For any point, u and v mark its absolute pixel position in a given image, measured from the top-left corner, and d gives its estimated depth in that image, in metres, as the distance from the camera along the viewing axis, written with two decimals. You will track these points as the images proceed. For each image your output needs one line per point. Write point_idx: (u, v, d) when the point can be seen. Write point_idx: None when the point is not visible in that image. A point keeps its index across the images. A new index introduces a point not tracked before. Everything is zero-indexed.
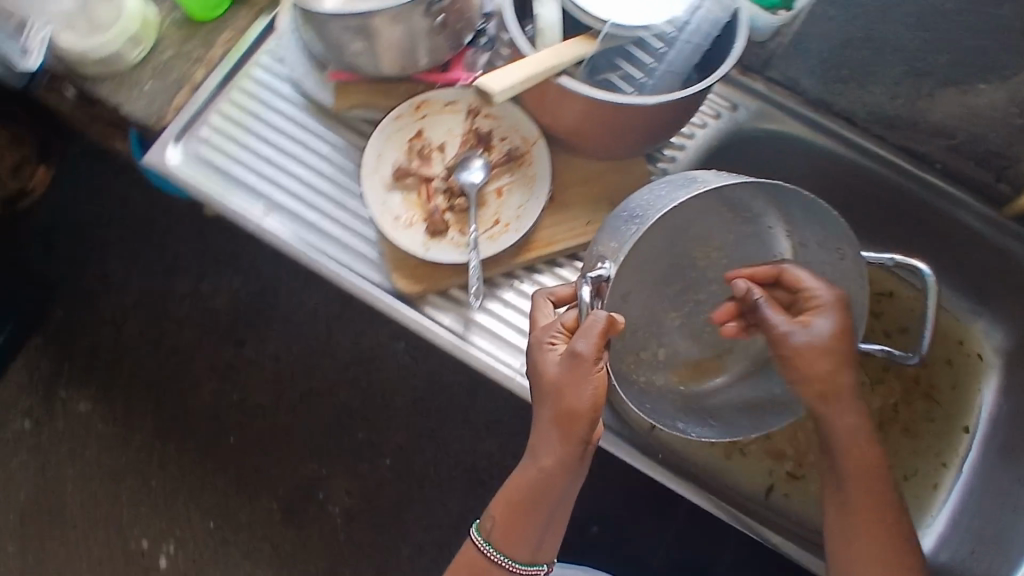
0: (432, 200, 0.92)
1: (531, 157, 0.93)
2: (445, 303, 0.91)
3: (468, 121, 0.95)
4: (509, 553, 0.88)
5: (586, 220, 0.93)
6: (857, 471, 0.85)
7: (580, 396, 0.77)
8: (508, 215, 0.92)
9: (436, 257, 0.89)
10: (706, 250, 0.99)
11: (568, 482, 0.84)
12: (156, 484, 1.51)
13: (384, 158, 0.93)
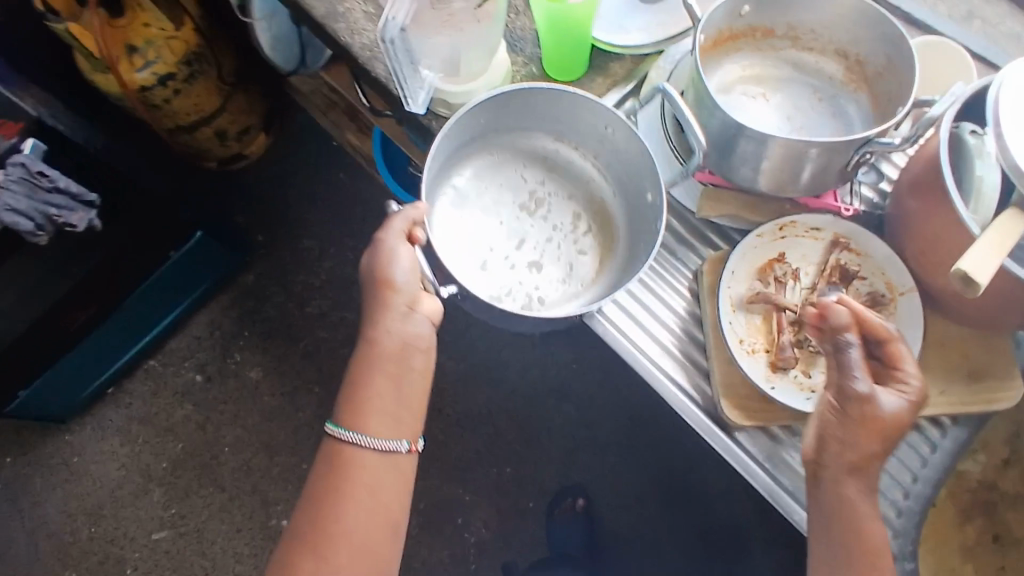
0: (783, 332, 0.78)
1: (894, 310, 0.78)
2: (762, 436, 0.79)
3: (830, 255, 0.81)
4: (366, 426, 0.81)
5: (943, 391, 0.76)
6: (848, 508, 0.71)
7: (396, 269, 0.82)
8: (856, 365, 0.78)
9: (781, 400, 0.76)
10: (527, 206, 0.93)
11: (394, 375, 0.83)
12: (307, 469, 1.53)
13: (739, 276, 0.80)
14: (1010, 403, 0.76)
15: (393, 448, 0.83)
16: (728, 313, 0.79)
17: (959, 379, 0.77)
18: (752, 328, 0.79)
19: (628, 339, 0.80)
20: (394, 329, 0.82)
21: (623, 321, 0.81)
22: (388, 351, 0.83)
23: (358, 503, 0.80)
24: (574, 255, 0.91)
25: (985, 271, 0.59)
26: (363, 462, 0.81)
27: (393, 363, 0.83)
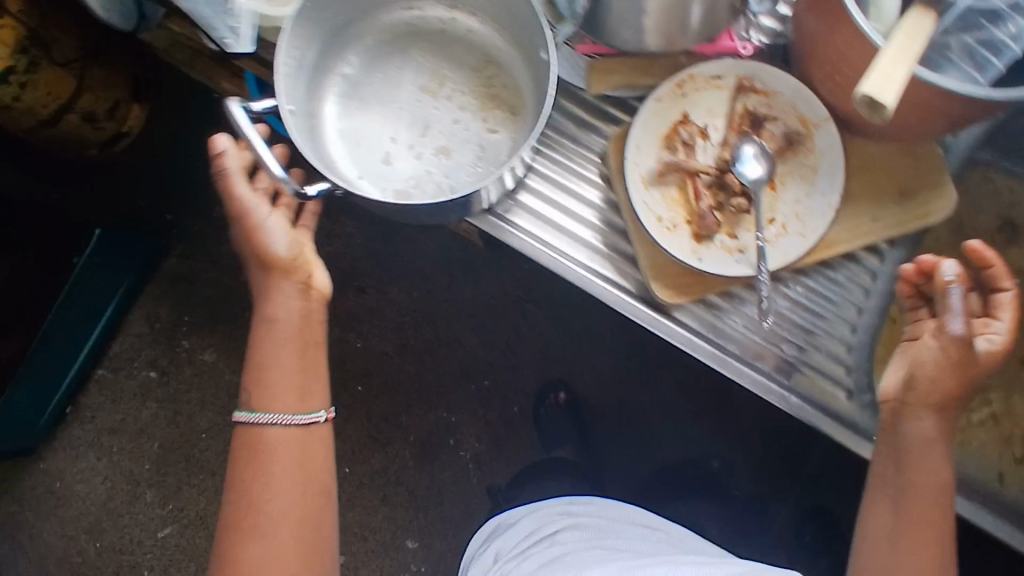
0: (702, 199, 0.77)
1: (811, 145, 0.77)
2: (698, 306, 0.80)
3: (738, 102, 0.78)
4: (276, 401, 0.81)
5: (876, 219, 0.78)
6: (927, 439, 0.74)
7: (270, 241, 0.81)
8: (784, 215, 0.78)
9: (717, 271, 0.76)
10: (428, 87, 0.79)
11: (293, 344, 0.82)
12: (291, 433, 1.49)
13: (646, 151, 0.78)
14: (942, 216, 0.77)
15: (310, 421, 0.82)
16: (647, 193, 0.78)
17: (890, 200, 0.78)
18: (670, 202, 0.79)
19: (551, 247, 0.79)
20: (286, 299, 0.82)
21: (541, 230, 0.79)
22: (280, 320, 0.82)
23: (278, 481, 0.79)
24: (483, 137, 0.78)
25: (898, 91, 0.56)
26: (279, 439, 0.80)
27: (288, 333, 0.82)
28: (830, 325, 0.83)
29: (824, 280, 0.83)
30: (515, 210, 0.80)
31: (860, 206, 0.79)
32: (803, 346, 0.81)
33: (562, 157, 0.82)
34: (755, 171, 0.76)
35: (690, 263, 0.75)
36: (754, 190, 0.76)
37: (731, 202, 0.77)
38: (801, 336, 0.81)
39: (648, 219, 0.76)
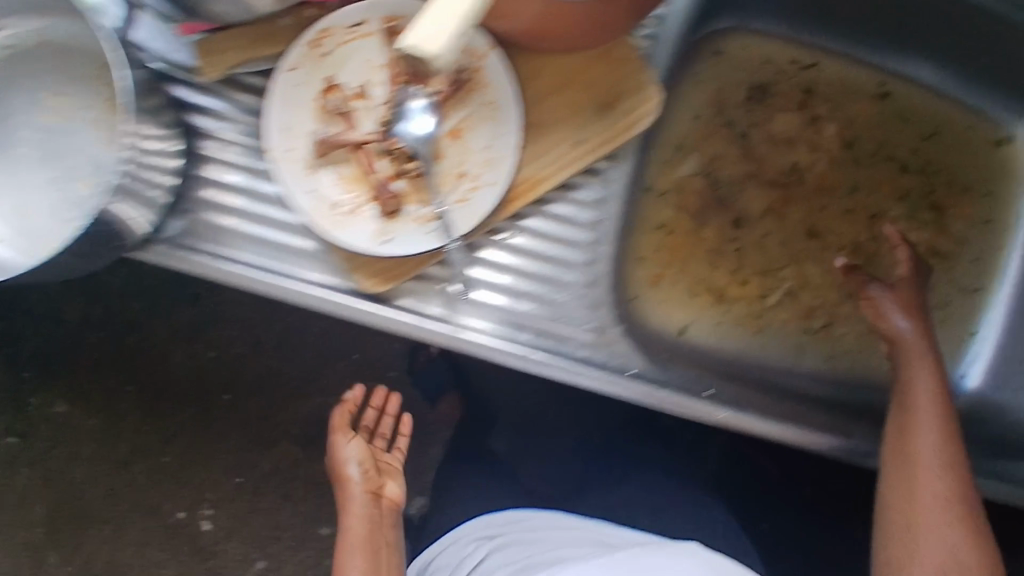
0: (374, 169, 0.58)
1: (485, 77, 0.58)
2: (424, 287, 0.63)
3: (387, 42, 0.58)
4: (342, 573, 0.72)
5: (578, 141, 0.60)
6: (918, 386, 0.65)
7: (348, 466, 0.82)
8: (476, 162, 0.59)
9: (399, 255, 0.58)
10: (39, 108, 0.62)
11: (373, 548, 0.74)
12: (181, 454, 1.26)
13: (291, 127, 0.57)
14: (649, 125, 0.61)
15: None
16: (294, 178, 0.57)
17: (590, 115, 0.60)
18: (345, 180, 0.59)
19: (246, 258, 0.62)
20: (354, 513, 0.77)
21: (231, 240, 0.62)
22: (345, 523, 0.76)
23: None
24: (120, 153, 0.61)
25: (460, 28, 0.41)
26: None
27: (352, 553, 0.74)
28: (565, 255, 0.65)
29: (556, 210, 0.65)
30: (202, 223, 0.63)
31: (564, 128, 0.60)
32: (538, 299, 0.64)
33: (245, 141, 0.64)
34: (422, 126, 0.58)
35: (362, 250, 0.57)
36: (422, 148, 0.58)
37: (402, 165, 0.58)
38: (573, 291, 0.65)
39: (307, 206, 0.57)
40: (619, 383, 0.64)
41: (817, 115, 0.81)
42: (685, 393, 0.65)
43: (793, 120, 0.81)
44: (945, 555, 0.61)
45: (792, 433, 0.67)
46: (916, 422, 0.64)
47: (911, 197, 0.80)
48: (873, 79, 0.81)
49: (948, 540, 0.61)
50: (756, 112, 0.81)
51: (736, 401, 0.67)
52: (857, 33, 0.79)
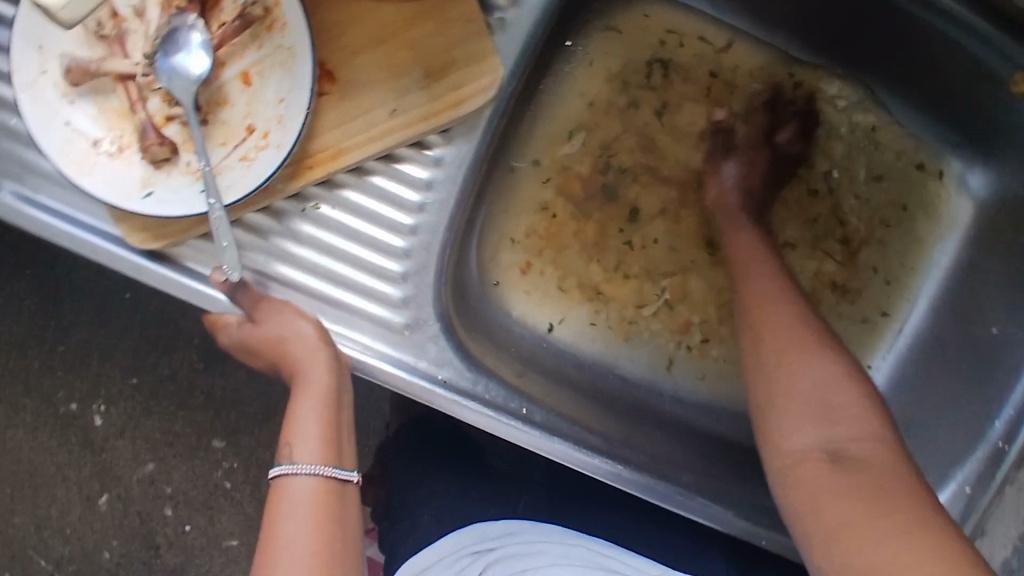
0: (141, 108, 0.50)
1: (282, 15, 0.49)
2: (210, 251, 0.55)
3: None
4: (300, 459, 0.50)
5: (394, 111, 0.51)
6: (762, 332, 0.59)
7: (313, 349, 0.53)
8: (264, 118, 0.50)
9: (159, 214, 0.49)
10: None
11: (325, 415, 0.52)
12: (30, 363, 1.03)
13: (41, 42, 0.48)
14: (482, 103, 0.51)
15: (331, 477, 0.51)
16: (49, 106, 0.49)
17: (412, 83, 0.51)
18: (113, 116, 0.51)
19: (22, 190, 0.54)
20: (316, 363, 0.52)
21: (8, 166, 0.54)
22: (309, 379, 0.53)
23: (293, 544, 0.47)
24: None
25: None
26: (286, 499, 0.49)
27: (327, 394, 0.53)
28: (382, 238, 0.57)
29: (378, 184, 0.56)
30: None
31: (378, 94, 0.51)
32: (344, 278, 0.57)
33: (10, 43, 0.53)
34: (195, 64, 0.48)
35: (116, 203, 0.49)
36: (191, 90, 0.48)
37: (177, 109, 0.50)
38: (385, 278, 0.57)
39: (60, 139, 0.49)
40: (421, 391, 0.58)
41: (727, 113, 0.73)
42: (493, 409, 0.59)
43: (699, 114, 0.73)
44: (814, 426, 0.53)
45: (608, 471, 0.59)
46: (760, 285, 0.62)
47: (816, 218, 0.74)
48: (793, 81, 0.73)
49: (815, 390, 0.54)
50: (661, 99, 0.73)
51: (555, 426, 0.60)
52: (781, 24, 0.71)
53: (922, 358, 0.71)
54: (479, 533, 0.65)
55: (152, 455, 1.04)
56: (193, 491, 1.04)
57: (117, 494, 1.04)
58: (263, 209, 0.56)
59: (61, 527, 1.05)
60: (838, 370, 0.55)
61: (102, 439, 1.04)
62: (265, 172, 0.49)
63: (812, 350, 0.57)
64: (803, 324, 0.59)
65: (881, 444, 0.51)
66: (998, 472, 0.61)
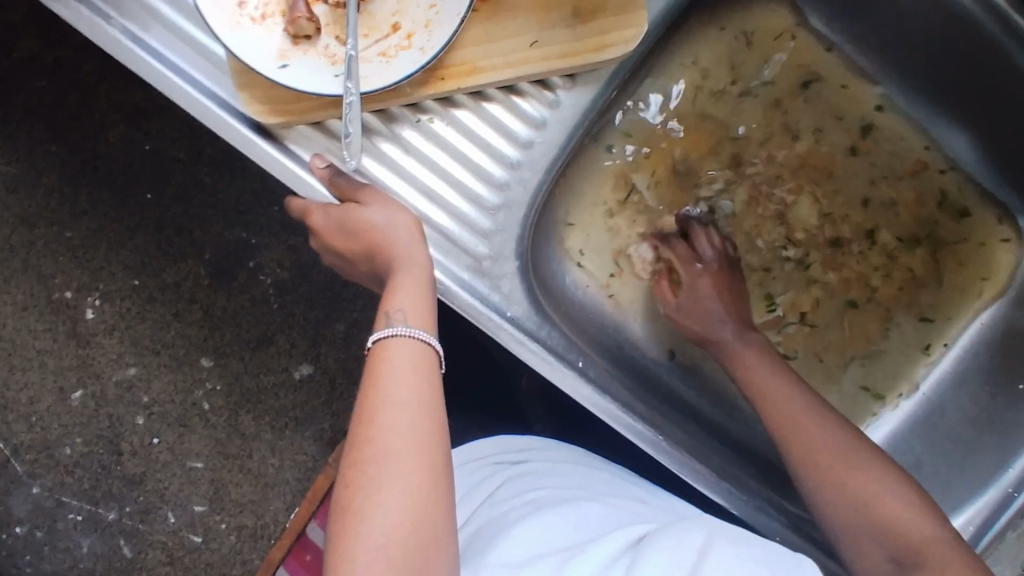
0: None
1: None
2: (315, 139, 0.55)
3: None
4: (390, 341, 0.50)
5: (536, 42, 0.52)
6: (808, 454, 0.59)
7: (401, 238, 0.53)
8: (413, 19, 0.51)
9: (291, 87, 0.50)
10: None
11: (419, 291, 0.52)
12: (36, 241, 1.00)
13: None
14: (621, 53, 0.53)
15: (432, 347, 0.51)
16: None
17: (559, 20, 0.53)
18: None
19: (143, 38, 0.54)
20: (416, 257, 0.53)
21: (134, 10, 0.54)
22: (414, 261, 0.53)
23: (400, 396, 0.47)
24: None
25: None
26: (388, 357, 0.49)
27: (431, 278, 0.53)
28: (487, 166, 0.58)
29: (495, 112, 0.57)
30: None
31: (524, 22, 0.52)
32: (439, 183, 0.57)
33: None
34: None
35: (251, 66, 0.49)
36: None
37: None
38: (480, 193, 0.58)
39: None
40: (489, 322, 0.59)
41: (818, 129, 0.76)
42: (553, 355, 0.60)
43: (790, 124, 0.76)
44: (876, 540, 0.54)
45: (643, 437, 0.61)
46: (784, 400, 0.63)
47: (885, 241, 0.76)
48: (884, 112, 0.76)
49: (868, 503, 0.55)
50: (755, 106, 0.76)
51: (605, 385, 0.62)
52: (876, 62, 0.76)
53: (943, 402, 0.73)
54: (503, 445, 0.71)
55: (136, 359, 1.02)
56: (170, 404, 1.02)
57: (92, 392, 1.02)
58: (378, 110, 0.56)
59: (28, 413, 1.02)
60: (881, 472, 0.57)
61: (89, 332, 1.01)
62: (404, 70, 0.50)
63: (862, 465, 0.57)
64: (833, 432, 0.60)
65: (937, 541, 0.52)
66: (1002, 515, 0.64)
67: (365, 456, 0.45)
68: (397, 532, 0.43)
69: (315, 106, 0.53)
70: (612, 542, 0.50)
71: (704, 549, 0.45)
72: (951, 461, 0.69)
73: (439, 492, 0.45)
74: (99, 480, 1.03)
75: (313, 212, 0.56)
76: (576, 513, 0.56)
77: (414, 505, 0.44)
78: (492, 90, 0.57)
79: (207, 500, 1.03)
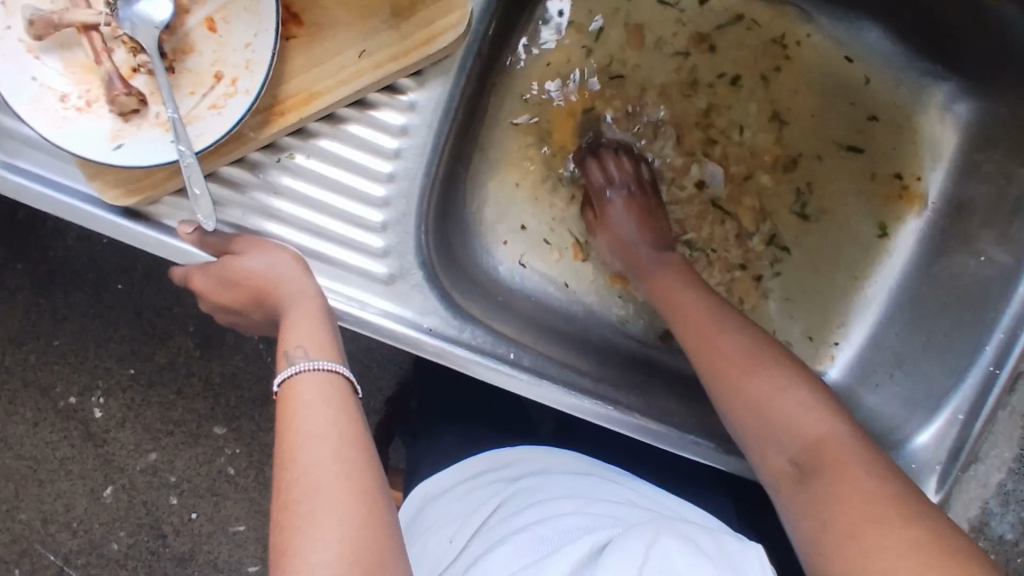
0: (105, 59, 0.49)
1: None
2: (179, 207, 0.55)
3: None
4: (294, 382, 0.47)
5: (363, 52, 0.51)
6: (719, 372, 0.57)
7: (281, 276, 0.52)
8: (232, 64, 0.49)
9: (131, 165, 0.49)
10: None
11: (311, 323, 0.51)
12: (28, 356, 1.01)
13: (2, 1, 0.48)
14: (453, 39, 0.51)
15: (342, 374, 0.49)
16: (17, 60, 0.49)
17: (381, 23, 0.51)
18: (81, 70, 0.51)
19: None
20: (302, 288, 0.52)
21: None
22: (302, 294, 0.52)
23: (317, 429, 0.45)
24: None
25: None
26: (299, 395, 0.47)
27: (324, 306, 0.52)
28: (364, 186, 0.56)
29: (354, 131, 0.56)
30: None
31: (346, 36, 0.51)
32: (320, 217, 0.56)
33: None
34: (160, 11, 0.48)
35: (86, 155, 0.49)
36: (154, 37, 0.48)
37: (142, 58, 0.50)
38: (364, 215, 0.57)
39: (29, 95, 0.49)
40: (406, 338, 0.57)
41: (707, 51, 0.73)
42: (481, 355, 0.58)
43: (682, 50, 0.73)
44: (776, 447, 0.53)
45: (600, 413, 0.59)
46: (690, 305, 0.63)
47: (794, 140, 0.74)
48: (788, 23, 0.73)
49: (787, 413, 0.54)
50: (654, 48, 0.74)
51: (543, 369, 0.60)
52: None
53: (912, 289, 0.71)
54: (493, 459, 0.71)
55: (155, 443, 1.03)
56: (197, 478, 1.03)
57: (122, 485, 1.03)
58: (239, 161, 0.55)
59: (68, 520, 1.03)
60: (786, 381, 0.56)
61: (102, 430, 1.02)
62: (235, 118, 0.49)
63: (759, 371, 0.56)
64: (745, 344, 0.58)
65: (834, 436, 0.52)
66: (989, 398, 0.61)
67: (293, 497, 0.42)
68: (340, 562, 0.39)
69: (172, 177, 0.53)
70: (575, 552, 0.50)
71: (656, 542, 0.48)
72: (929, 355, 0.66)
73: (377, 514, 0.42)
74: (154, 565, 1.04)
75: (195, 276, 0.55)
76: (583, 527, 0.54)
77: (352, 531, 0.40)
78: (345, 110, 0.55)
79: (259, 558, 1.04)
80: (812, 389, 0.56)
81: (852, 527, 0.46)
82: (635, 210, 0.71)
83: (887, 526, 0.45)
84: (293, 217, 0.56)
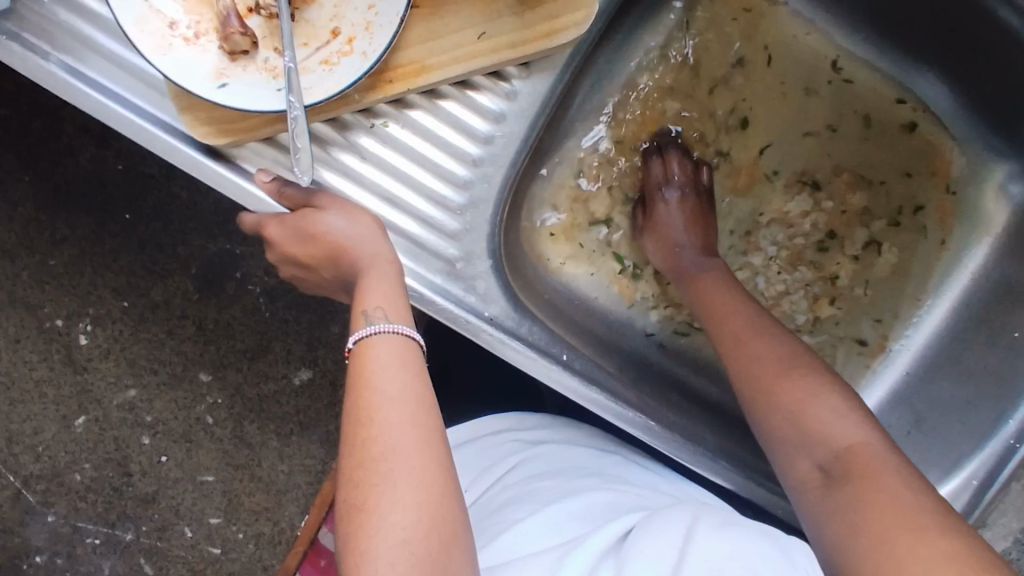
0: None
1: None
2: (261, 153, 0.54)
3: None
4: (372, 342, 0.47)
5: (483, 34, 0.51)
6: (754, 376, 0.59)
7: (358, 241, 0.51)
8: (351, 23, 0.49)
9: (233, 106, 0.49)
10: None
11: (391, 288, 0.50)
12: (19, 271, 0.97)
13: None
14: (572, 37, 0.51)
15: (416, 341, 0.48)
16: None
17: (503, 8, 0.51)
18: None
19: (81, 72, 0.52)
20: (379, 254, 0.51)
21: (65, 40, 0.52)
22: (379, 258, 0.51)
23: (394, 391, 0.44)
24: None
25: None
26: (375, 357, 0.46)
27: (400, 274, 0.51)
28: (446, 164, 0.56)
29: (450, 109, 0.55)
30: (36, 15, 0.51)
31: (468, 15, 0.51)
32: (401, 185, 0.55)
33: None
34: None
35: (189, 88, 0.48)
36: None
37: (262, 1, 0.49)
38: (441, 195, 0.56)
39: (137, 14, 0.48)
40: (467, 324, 0.57)
41: (780, 81, 0.75)
42: (535, 351, 0.58)
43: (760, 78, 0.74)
44: (804, 452, 0.54)
45: (636, 422, 0.60)
46: (729, 316, 0.63)
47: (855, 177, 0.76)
48: (865, 76, 0.75)
49: (822, 417, 0.54)
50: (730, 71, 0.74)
51: (590, 374, 0.60)
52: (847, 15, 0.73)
53: (941, 353, 0.72)
54: (515, 419, 0.68)
55: (135, 380, 1.00)
56: (173, 421, 1.00)
57: (95, 417, 1.00)
58: (329, 119, 0.54)
59: (34, 444, 1.00)
60: (822, 386, 0.56)
61: (85, 358, 0.99)
62: (347, 78, 0.48)
63: (800, 378, 0.57)
64: (783, 350, 0.59)
65: (870, 449, 0.51)
66: (1005, 468, 0.63)
67: (370, 456, 0.42)
68: (416, 527, 0.40)
69: (261, 123, 0.52)
70: (609, 531, 0.49)
71: (695, 527, 0.46)
72: (948, 416, 0.68)
73: (450, 483, 0.42)
74: (114, 502, 1.02)
75: (267, 225, 0.54)
76: (614, 505, 0.53)
77: (430, 496, 0.41)
78: (445, 87, 0.55)
79: (222, 511, 1.01)
80: (848, 399, 0.56)
81: (877, 530, 0.46)
82: (689, 212, 0.72)
83: (920, 533, 0.44)
84: (370, 181, 0.55)
